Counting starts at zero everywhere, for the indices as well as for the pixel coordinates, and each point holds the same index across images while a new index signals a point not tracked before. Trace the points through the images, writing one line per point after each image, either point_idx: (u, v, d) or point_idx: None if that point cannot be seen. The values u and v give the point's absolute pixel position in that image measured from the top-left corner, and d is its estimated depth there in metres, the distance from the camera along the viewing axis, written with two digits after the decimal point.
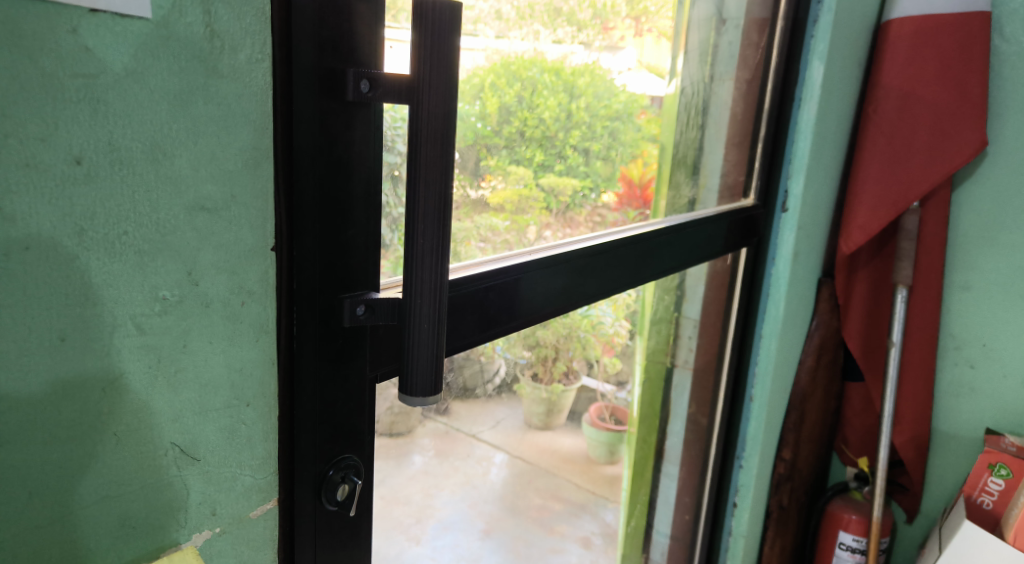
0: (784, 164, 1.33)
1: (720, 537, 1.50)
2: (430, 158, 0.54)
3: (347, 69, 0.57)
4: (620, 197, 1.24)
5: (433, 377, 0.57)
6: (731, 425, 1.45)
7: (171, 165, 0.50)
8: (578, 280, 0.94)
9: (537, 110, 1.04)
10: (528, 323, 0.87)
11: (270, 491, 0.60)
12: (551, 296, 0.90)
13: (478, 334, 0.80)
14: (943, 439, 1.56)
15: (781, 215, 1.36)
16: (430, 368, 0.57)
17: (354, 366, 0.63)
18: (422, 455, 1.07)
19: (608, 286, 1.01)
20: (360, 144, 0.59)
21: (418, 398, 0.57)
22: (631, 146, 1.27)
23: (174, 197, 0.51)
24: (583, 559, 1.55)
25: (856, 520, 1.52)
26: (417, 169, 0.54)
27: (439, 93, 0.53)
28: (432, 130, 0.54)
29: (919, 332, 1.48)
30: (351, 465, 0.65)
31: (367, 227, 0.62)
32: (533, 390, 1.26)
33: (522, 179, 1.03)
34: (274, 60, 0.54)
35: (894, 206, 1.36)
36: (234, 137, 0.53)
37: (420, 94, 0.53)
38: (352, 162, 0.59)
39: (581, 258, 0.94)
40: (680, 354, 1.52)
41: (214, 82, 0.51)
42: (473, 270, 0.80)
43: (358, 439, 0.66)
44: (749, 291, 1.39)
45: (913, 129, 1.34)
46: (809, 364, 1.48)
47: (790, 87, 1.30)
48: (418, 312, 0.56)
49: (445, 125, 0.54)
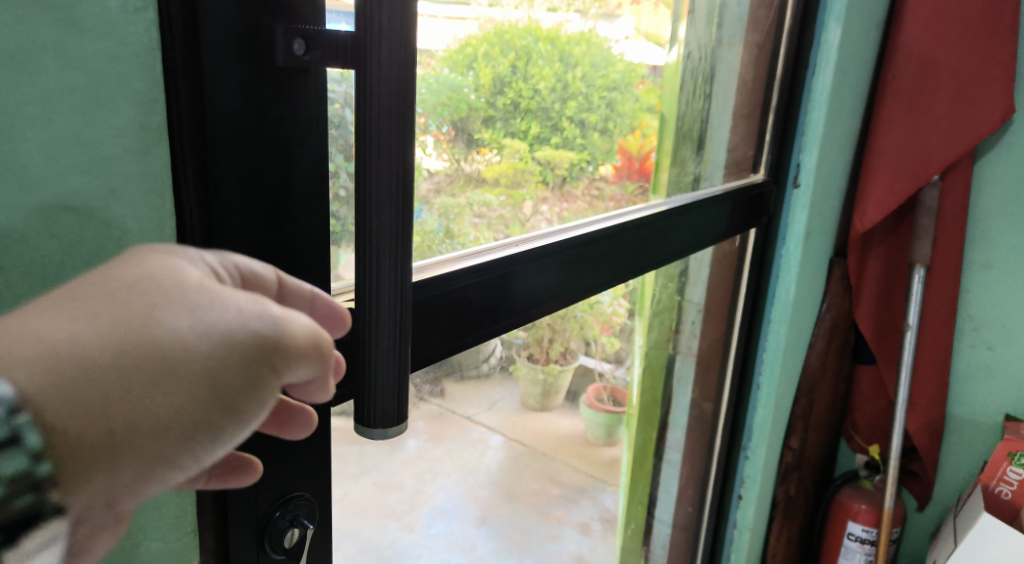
0: (796, 135, 1.24)
1: (725, 530, 1.45)
2: (380, 138, 0.46)
3: (277, 26, 0.50)
4: (618, 169, 1.17)
5: (395, 408, 0.49)
6: (738, 415, 1.38)
7: (12, 154, 0.41)
8: (572, 273, 0.86)
9: (531, 80, 0.97)
10: (517, 323, 0.79)
11: (187, 558, 0.53)
12: (544, 289, 0.82)
13: (451, 344, 0.72)
14: (957, 424, 1.49)
15: (792, 192, 1.27)
16: (391, 393, 0.49)
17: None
18: (416, 439, 1.09)
19: (606, 278, 0.93)
20: (299, 118, 0.53)
21: (377, 429, 0.49)
22: (628, 117, 1.19)
23: (22, 195, 0.42)
24: (581, 547, 1.44)
25: (866, 509, 1.45)
26: (367, 151, 0.46)
27: (393, 62, 0.45)
28: (385, 105, 0.45)
29: (935, 313, 1.40)
30: (302, 505, 0.60)
31: (311, 218, 0.55)
32: (529, 372, 1.19)
33: (517, 152, 0.97)
34: (171, 15, 0.46)
35: (912, 181, 1.27)
36: (111, 113, 0.44)
37: (366, 66, 0.45)
38: (289, 140, 0.53)
39: (575, 248, 0.85)
40: (683, 340, 1.43)
41: (72, 39, 0.42)
42: (450, 267, 0.72)
43: (307, 470, 0.60)
44: (758, 270, 1.30)
45: (934, 97, 1.25)
46: (819, 348, 1.40)
47: (804, 51, 1.21)
48: (375, 326, 0.48)
49: (401, 99, 0.46)
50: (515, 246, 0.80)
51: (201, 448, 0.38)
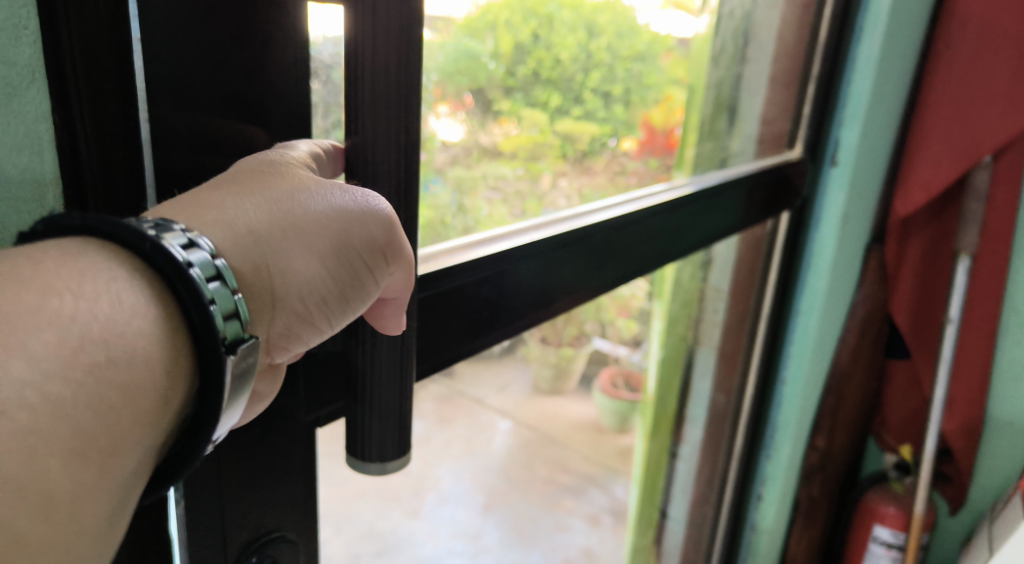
0: (839, 107, 1.14)
1: (742, 532, 1.38)
2: (375, 112, 0.40)
3: None
4: (640, 144, 1.12)
5: (395, 439, 0.45)
6: (761, 411, 1.31)
7: None
8: (595, 263, 0.77)
9: (554, 50, 0.95)
10: (535, 319, 0.71)
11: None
12: (565, 280, 0.73)
13: (463, 346, 0.64)
14: (996, 426, 1.38)
15: (830, 171, 1.16)
16: (391, 424, 0.45)
17: (274, 403, 0.49)
18: (423, 420, 1.05)
19: (629, 269, 0.83)
20: (275, 68, 0.45)
21: (375, 464, 0.45)
22: (655, 90, 1.13)
23: None
24: (590, 538, 1.40)
25: (894, 513, 1.35)
26: (360, 122, 0.40)
27: (391, 18, 0.38)
28: (381, 71, 0.39)
29: (977, 307, 1.31)
30: (284, 548, 0.52)
31: None
32: (542, 352, 1.17)
33: (537, 124, 0.96)
34: None
35: (962, 161, 1.18)
36: None
37: (356, 40, 0.39)
38: (256, 93, 0.45)
39: (600, 234, 0.76)
40: (704, 332, 1.33)
41: None
42: (467, 255, 0.64)
43: (291, 507, 0.52)
44: (789, 256, 1.20)
45: (992, 70, 1.14)
46: (850, 342, 1.33)
47: (851, 11, 1.09)
48: (374, 345, 0.44)
49: (399, 68, 0.39)
50: (538, 232, 0.72)
51: (334, 312, 0.44)
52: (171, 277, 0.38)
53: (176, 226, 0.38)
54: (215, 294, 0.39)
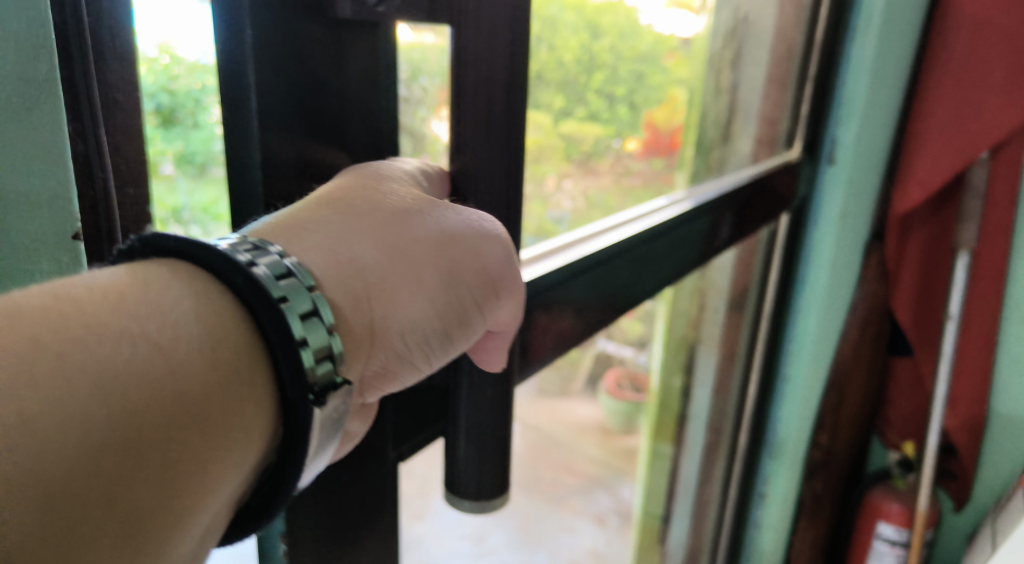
0: (835, 107, 1.15)
1: (747, 531, 1.42)
2: (489, 132, 0.45)
3: None
4: (644, 145, 1.15)
5: (494, 475, 0.51)
6: (761, 408, 1.33)
7: None
8: (633, 274, 0.81)
9: (559, 53, 0.92)
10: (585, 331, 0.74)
11: None
12: (600, 298, 0.75)
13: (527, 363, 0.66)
14: (1000, 421, 1.39)
15: (827, 169, 1.17)
16: (492, 462, 0.51)
17: (365, 441, 0.51)
18: None
19: (658, 279, 0.87)
20: (365, 86, 0.47)
21: (469, 499, 0.51)
22: (658, 90, 1.16)
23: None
24: (595, 540, 1.47)
25: (898, 510, 1.36)
26: (470, 139, 0.45)
27: (505, 45, 0.44)
28: (491, 91, 0.44)
29: (977, 303, 1.31)
30: None
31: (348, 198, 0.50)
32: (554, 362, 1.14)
33: (542, 125, 0.90)
34: None
35: (959, 157, 1.19)
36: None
37: (472, 67, 0.44)
38: (342, 117, 0.46)
39: (636, 246, 0.80)
40: (704, 329, 1.34)
41: None
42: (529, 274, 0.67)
43: (379, 542, 0.54)
44: (788, 255, 1.22)
45: (989, 66, 1.15)
46: (852, 338, 1.33)
47: (846, 12, 1.10)
48: (473, 380, 0.50)
49: (508, 109, 0.45)
50: (582, 248, 0.75)
51: (434, 339, 0.48)
52: (257, 310, 0.41)
53: (270, 249, 0.42)
54: (308, 332, 0.41)
